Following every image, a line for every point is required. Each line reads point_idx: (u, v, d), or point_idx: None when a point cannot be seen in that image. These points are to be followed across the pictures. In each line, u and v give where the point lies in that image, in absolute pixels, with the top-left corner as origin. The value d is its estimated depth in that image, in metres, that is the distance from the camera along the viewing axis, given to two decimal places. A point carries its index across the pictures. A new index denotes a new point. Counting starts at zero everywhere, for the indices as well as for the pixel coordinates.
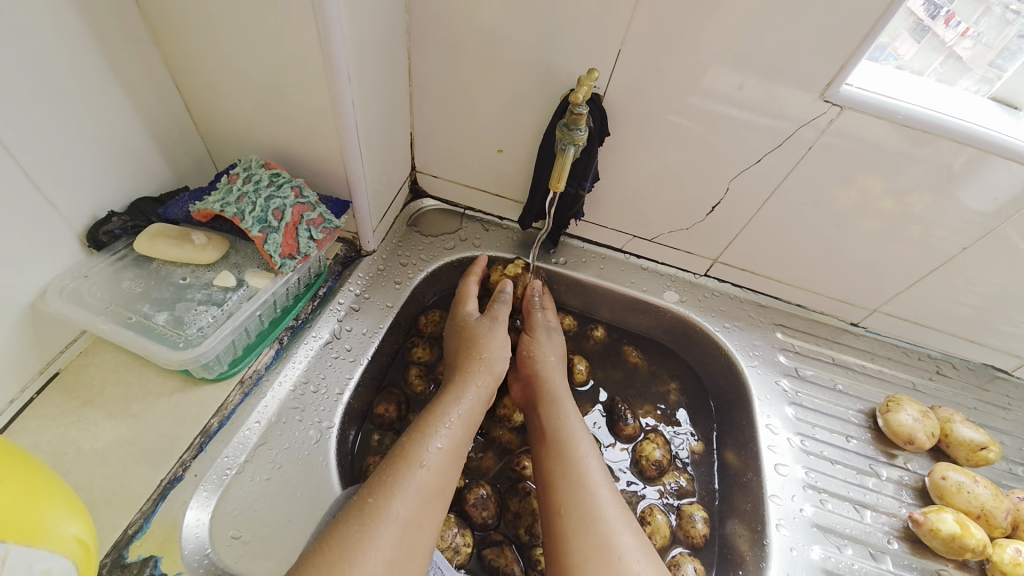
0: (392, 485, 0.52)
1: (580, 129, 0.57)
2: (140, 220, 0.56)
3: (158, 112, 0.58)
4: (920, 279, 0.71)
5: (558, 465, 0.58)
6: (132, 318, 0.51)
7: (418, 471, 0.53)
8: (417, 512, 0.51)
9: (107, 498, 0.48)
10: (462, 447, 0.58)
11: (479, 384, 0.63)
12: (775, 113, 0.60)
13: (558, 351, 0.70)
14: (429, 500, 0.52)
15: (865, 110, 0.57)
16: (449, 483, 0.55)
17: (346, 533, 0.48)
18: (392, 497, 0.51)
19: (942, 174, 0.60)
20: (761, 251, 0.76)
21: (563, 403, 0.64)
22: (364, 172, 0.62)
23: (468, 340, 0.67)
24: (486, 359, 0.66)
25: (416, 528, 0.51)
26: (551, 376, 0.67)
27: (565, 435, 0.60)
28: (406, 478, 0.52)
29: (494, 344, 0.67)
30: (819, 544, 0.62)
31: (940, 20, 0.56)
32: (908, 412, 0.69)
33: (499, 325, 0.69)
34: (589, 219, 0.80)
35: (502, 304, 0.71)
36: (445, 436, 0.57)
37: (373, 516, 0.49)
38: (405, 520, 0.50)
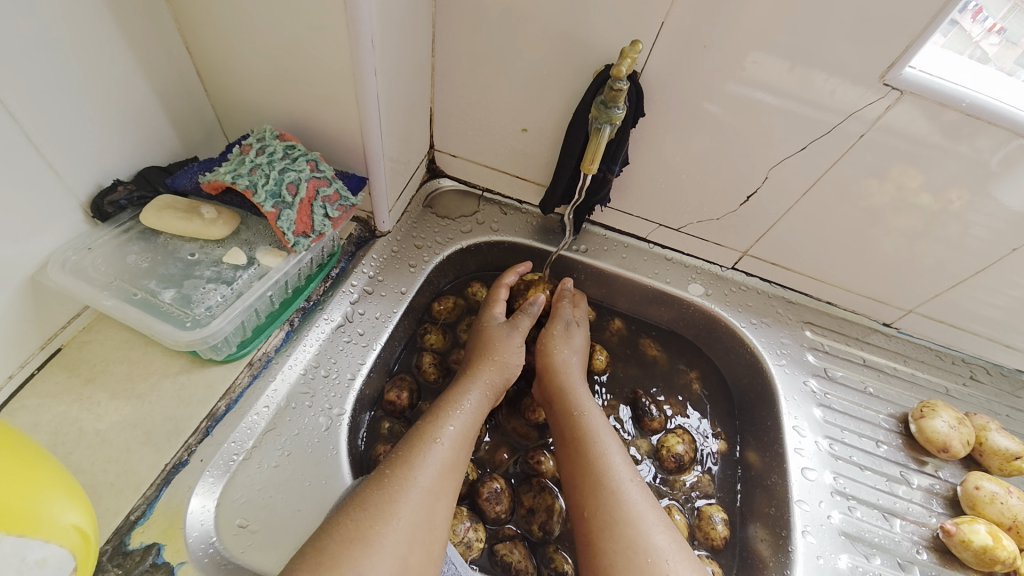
0: (409, 460, 0.50)
1: (618, 106, 0.53)
2: (147, 190, 0.53)
3: (166, 78, 0.54)
4: (961, 281, 0.68)
5: (586, 467, 0.56)
6: (138, 294, 0.48)
7: (434, 445, 0.52)
8: (437, 482, 0.50)
9: (110, 483, 0.47)
10: (474, 432, 0.57)
11: (487, 381, 0.60)
12: (826, 97, 0.55)
13: (581, 350, 0.67)
14: (445, 475, 0.51)
15: (928, 96, 0.52)
16: (461, 466, 0.53)
17: (366, 498, 0.47)
18: (409, 469, 0.50)
19: (1002, 167, 0.55)
20: (795, 245, 0.72)
21: (578, 390, 0.62)
22: (383, 148, 0.59)
23: (480, 340, 0.65)
24: (498, 360, 0.62)
25: (435, 498, 0.49)
26: (567, 371, 0.63)
27: (587, 433, 0.58)
28: (423, 452, 0.51)
29: (507, 347, 0.63)
30: (847, 553, 0.60)
31: (968, 14, 0.52)
32: (942, 417, 0.67)
33: (516, 330, 0.65)
34: (615, 205, 0.76)
35: (526, 316, 0.67)
36: (457, 419, 0.55)
37: (391, 485, 0.48)
38: (425, 490, 0.49)
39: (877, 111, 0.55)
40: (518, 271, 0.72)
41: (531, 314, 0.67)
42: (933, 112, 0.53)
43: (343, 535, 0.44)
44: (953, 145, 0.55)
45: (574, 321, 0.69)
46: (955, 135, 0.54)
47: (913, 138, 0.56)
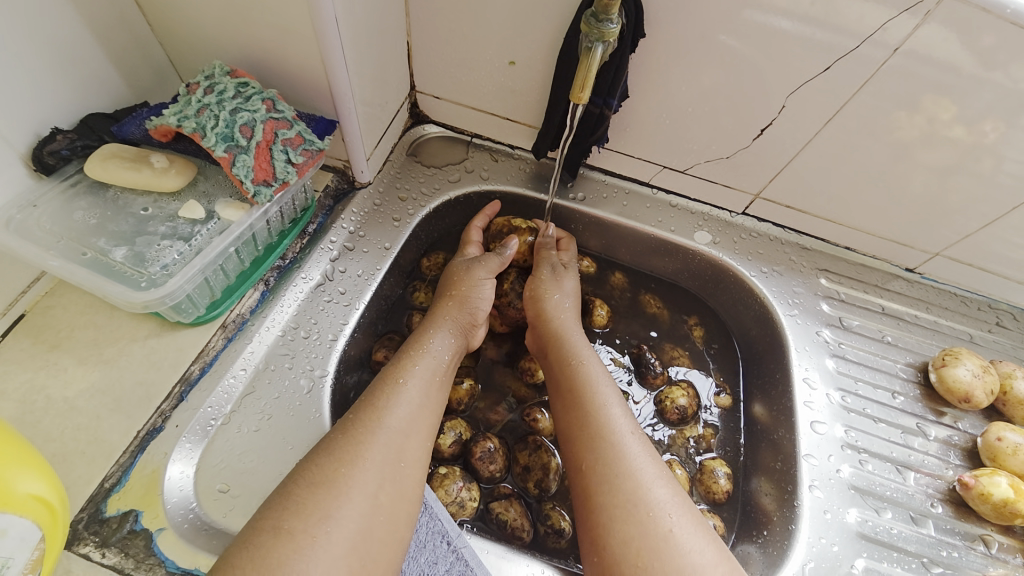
0: (374, 402, 0.49)
1: (612, 20, 0.46)
2: (91, 138, 0.49)
3: (101, 10, 0.48)
4: (993, 221, 0.61)
5: (580, 418, 0.53)
6: (88, 254, 0.45)
7: (398, 385, 0.50)
8: (408, 422, 0.48)
9: (82, 450, 0.45)
10: (445, 375, 0.54)
11: (452, 321, 0.57)
12: (851, 8, 0.48)
13: (573, 294, 0.63)
14: (415, 414, 0.49)
15: (969, 0, 0.45)
16: (433, 405, 0.51)
17: (331, 443, 0.45)
18: (375, 411, 0.48)
19: None
20: (811, 185, 0.65)
21: (575, 342, 0.59)
22: (351, 85, 0.53)
23: (445, 281, 0.62)
24: (458, 295, 0.59)
25: (406, 436, 0.47)
26: (560, 320, 0.60)
27: (582, 383, 0.55)
28: (388, 393, 0.49)
29: (469, 282, 0.60)
30: (856, 507, 0.58)
31: None
32: (966, 366, 0.62)
33: (480, 265, 0.61)
34: (613, 147, 0.70)
35: (498, 258, 0.62)
36: (422, 358, 0.53)
37: (355, 426, 0.46)
38: (395, 429, 0.47)
39: (901, 36, 0.49)
40: (485, 215, 0.68)
41: (503, 256, 0.63)
42: (968, 37, 0.47)
43: (308, 479, 0.43)
44: (989, 78, 0.49)
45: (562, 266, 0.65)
46: (992, 65, 0.48)
47: (942, 71, 0.50)
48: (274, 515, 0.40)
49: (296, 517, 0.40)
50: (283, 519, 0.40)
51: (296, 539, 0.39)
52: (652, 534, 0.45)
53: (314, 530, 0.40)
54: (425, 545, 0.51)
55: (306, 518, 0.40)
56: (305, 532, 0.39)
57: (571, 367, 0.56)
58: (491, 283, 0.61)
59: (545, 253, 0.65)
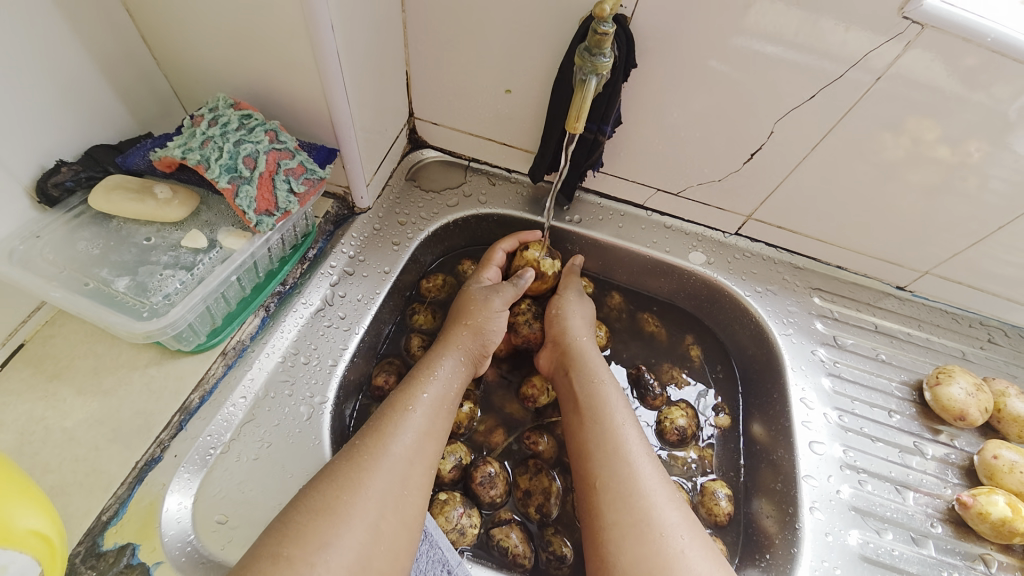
0: (379, 429, 0.49)
1: (605, 54, 0.47)
2: (95, 170, 0.50)
3: (108, 44, 0.50)
4: (980, 239, 0.63)
5: (592, 435, 0.53)
6: (90, 284, 0.45)
7: (408, 413, 0.50)
8: (415, 450, 0.48)
9: (80, 482, 0.45)
10: (451, 402, 0.54)
11: (464, 349, 0.58)
12: (834, 38, 0.50)
13: (585, 325, 0.64)
14: (420, 442, 0.49)
15: (951, 30, 0.47)
16: (438, 432, 0.51)
17: (335, 470, 0.45)
18: (381, 439, 0.48)
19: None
20: (802, 206, 0.67)
21: (592, 361, 0.59)
22: (351, 114, 0.54)
23: (457, 308, 0.62)
24: (473, 325, 0.59)
25: (410, 464, 0.47)
26: (574, 342, 0.61)
27: (598, 400, 0.56)
28: (396, 421, 0.49)
29: (485, 313, 0.60)
30: (857, 529, 0.58)
31: None
32: (959, 384, 0.63)
33: (496, 294, 0.62)
34: (608, 171, 0.71)
35: (513, 287, 0.63)
36: (431, 385, 0.53)
37: (361, 454, 0.46)
38: (402, 458, 0.47)
39: (885, 63, 0.51)
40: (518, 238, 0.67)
41: (518, 286, 0.63)
42: (953, 58, 0.49)
43: (311, 506, 0.42)
44: (972, 98, 0.51)
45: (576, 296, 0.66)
46: (975, 85, 0.50)
47: (925, 92, 0.52)
48: (270, 545, 0.40)
49: (293, 543, 0.40)
50: (280, 546, 0.40)
51: (293, 567, 0.38)
52: (663, 554, 0.45)
53: (311, 557, 0.39)
54: (425, 574, 0.50)
55: (305, 546, 0.40)
56: (302, 560, 0.39)
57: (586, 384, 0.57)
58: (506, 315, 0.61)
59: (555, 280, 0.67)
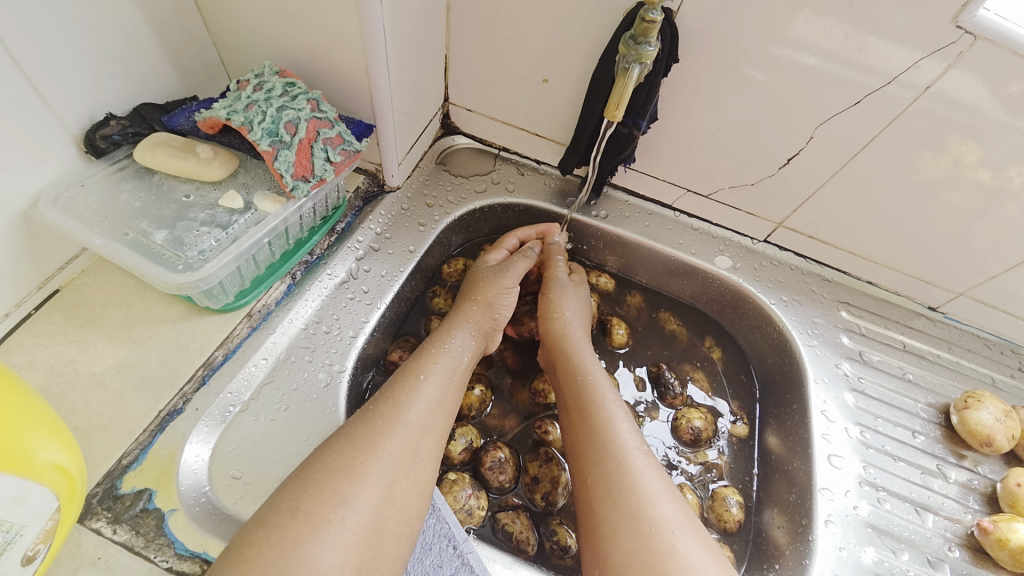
0: (393, 397, 0.49)
1: (650, 43, 0.47)
2: (142, 126, 0.51)
3: (161, 6, 0.51)
4: (1018, 265, 0.61)
5: (583, 432, 0.53)
6: (129, 234, 0.47)
7: (418, 381, 0.51)
8: (426, 420, 0.48)
9: (103, 426, 0.46)
10: (462, 375, 0.54)
11: (474, 324, 0.58)
12: (881, 47, 0.49)
13: (588, 309, 0.64)
14: (433, 414, 0.49)
15: (1004, 44, 0.45)
16: (450, 405, 0.51)
17: (351, 432, 0.46)
18: (396, 405, 0.48)
19: None
20: (836, 217, 0.65)
21: (582, 357, 0.58)
22: (390, 91, 0.55)
23: (468, 285, 0.63)
24: (483, 300, 0.60)
25: (423, 434, 0.48)
26: (567, 336, 0.60)
27: (588, 396, 0.55)
28: (407, 388, 0.50)
29: (495, 288, 0.61)
30: (873, 546, 0.56)
31: None
32: (988, 410, 0.61)
33: (507, 271, 0.62)
34: (639, 168, 0.70)
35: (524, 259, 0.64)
36: (443, 357, 0.54)
37: (375, 418, 0.47)
38: (413, 427, 0.47)
39: (929, 78, 0.49)
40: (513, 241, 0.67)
41: (529, 258, 0.64)
42: (997, 83, 0.48)
43: (327, 464, 0.43)
44: (1018, 125, 0.49)
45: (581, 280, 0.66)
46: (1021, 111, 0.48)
47: (967, 115, 0.50)
48: (288, 498, 0.40)
49: (312, 499, 0.40)
50: (299, 501, 0.40)
51: (311, 522, 0.39)
52: (655, 550, 0.44)
53: (329, 514, 0.40)
54: (432, 547, 0.50)
55: (323, 502, 0.40)
56: (319, 515, 0.40)
57: (578, 378, 0.56)
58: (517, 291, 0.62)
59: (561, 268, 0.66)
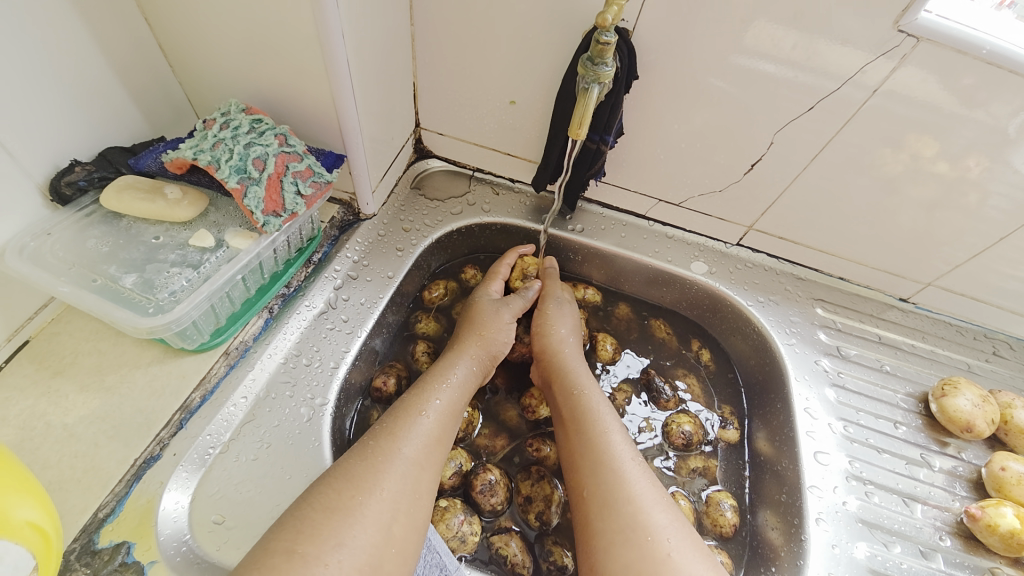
0: (392, 431, 0.49)
1: (607, 63, 0.49)
2: (108, 171, 0.50)
3: (125, 51, 0.52)
4: (981, 252, 0.63)
5: (580, 443, 0.53)
6: (98, 280, 0.46)
7: (419, 418, 0.50)
8: (422, 454, 0.48)
9: (77, 480, 0.45)
10: (462, 407, 0.54)
11: (474, 356, 0.58)
12: (827, 56, 0.51)
13: (574, 331, 0.63)
14: (430, 449, 0.49)
15: (945, 43, 0.47)
16: (449, 440, 0.51)
17: (351, 470, 0.45)
18: (394, 440, 0.48)
19: (1017, 129, 0.52)
20: (804, 217, 0.67)
21: (575, 369, 0.59)
22: (359, 121, 0.55)
23: (467, 317, 0.63)
24: (484, 336, 0.60)
25: (420, 469, 0.47)
26: (562, 352, 0.60)
27: (583, 411, 0.55)
28: (406, 424, 0.49)
29: (496, 324, 0.61)
30: (864, 541, 0.56)
31: None
32: (965, 396, 0.62)
33: (505, 307, 0.63)
34: (610, 181, 0.72)
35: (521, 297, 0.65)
36: (443, 391, 0.54)
37: (375, 454, 0.46)
38: (409, 461, 0.47)
39: (879, 78, 0.52)
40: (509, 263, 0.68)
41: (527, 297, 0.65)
42: (942, 80, 0.50)
43: (323, 502, 0.42)
44: (964, 118, 0.52)
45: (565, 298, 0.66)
46: (972, 102, 0.51)
47: (920, 109, 0.52)
48: (285, 540, 0.39)
49: (309, 541, 0.39)
50: (296, 542, 0.39)
51: (307, 564, 0.38)
52: (651, 559, 0.44)
53: (326, 556, 0.39)
54: None
55: (320, 544, 0.40)
56: (316, 558, 0.39)
57: (573, 392, 0.57)
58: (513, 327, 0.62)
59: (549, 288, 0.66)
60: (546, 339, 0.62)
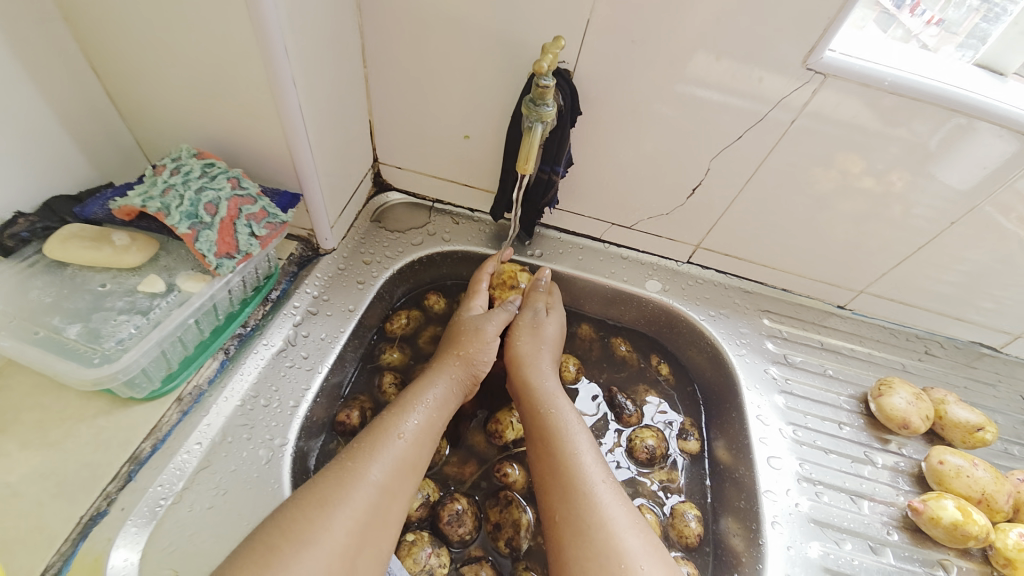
0: (361, 454, 0.49)
1: (548, 104, 0.52)
2: (52, 220, 0.50)
3: (71, 100, 0.52)
4: (906, 258, 0.69)
5: (549, 466, 0.54)
6: (40, 332, 0.45)
7: (395, 441, 0.51)
8: (392, 480, 0.49)
9: (21, 540, 0.43)
10: (439, 427, 0.55)
11: (456, 373, 0.59)
12: (748, 90, 0.57)
13: (552, 342, 0.65)
14: (404, 473, 0.50)
15: (849, 77, 0.53)
16: (424, 461, 0.52)
17: (325, 494, 0.46)
18: (367, 462, 0.48)
19: (917, 151, 0.58)
20: (745, 235, 0.72)
21: (548, 388, 0.60)
22: (313, 160, 0.57)
23: (451, 336, 0.64)
24: (464, 355, 0.61)
25: (391, 497, 0.48)
26: (534, 368, 0.62)
27: (556, 434, 0.56)
28: (382, 446, 0.50)
29: (477, 342, 0.62)
30: (817, 541, 0.59)
31: (904, 9, 0.56)
32: (900, 394, 0.67)
33: (488, 321, 0.64)
34: (564, 207, 0.75)
35: (504, 310, 0.66)
36: (421, 412, 0.54)
37: (350, 478, 0.47)
38: (378, 488, 0.47)
39: (802, 101, 0.56)
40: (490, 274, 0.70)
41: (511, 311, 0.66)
42: (852, 107, 0.55)
43: (291, 532, 0.43)
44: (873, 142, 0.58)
45: (546, 310, 0.67)
46: (894, 121, 0.56)
47: (854, 125, 0.57)
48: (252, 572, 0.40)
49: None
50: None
51: None
52: None
53: None
54: None
55: None
56: None
57: (543, 411, 0.58)
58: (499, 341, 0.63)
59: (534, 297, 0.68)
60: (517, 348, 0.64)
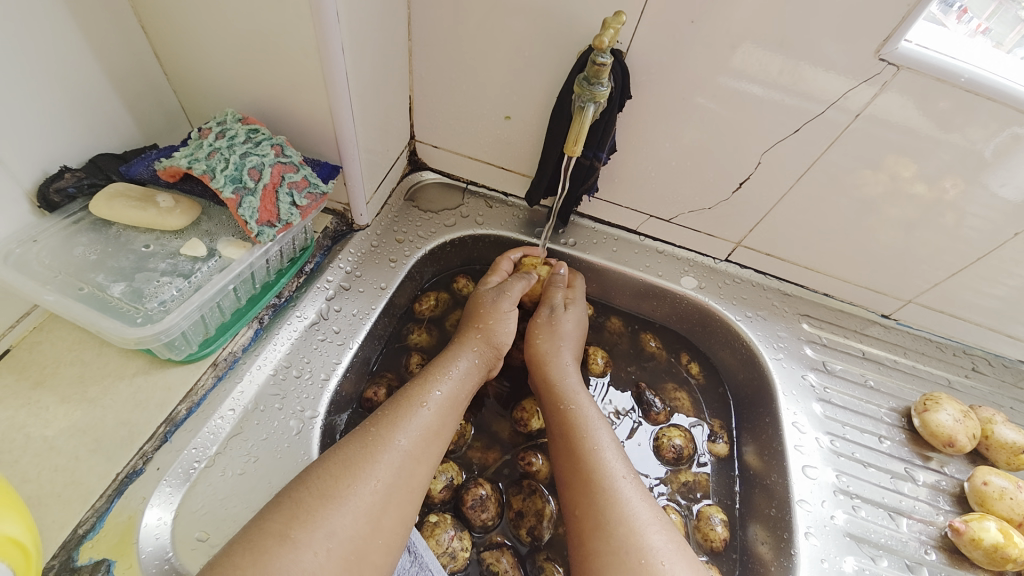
0: (392, 419, 0.49)
1: (603, 83, 0.50)
2: (98, 177, 0.50)
3: (119, 59, 0.51)
4: (958, 271, 0.65)
5: (572, 460, 0.53)
6: (85, 289, 0.45)
7: (419, 409, 0.50)
8: (418, 446, 0.48)
9: (56, 494, 0.44)
10: (462, 401, 0.54)
11: (478, 350, 0.58)
12: (811, 82, 0.53)
13: (572, 338, 0.63)
14: (428, 442, 0.49)
15: (925, 71, 0.49)
16: (447, 433, 0.51)
17: (350, 456, 0.45)
18: (393, 428, 0.48)
19: (986, 157, 0.54)
20: (789, 236, 0.69)
21: (570, 382, 0.59)
22: (355, 133, 0.55)
23: (470, 309, 0.63)
24: (483, 328, 0.60)
25: (415, 462, 0.47)
26: (554, 361, 0.60)
27: (579, 426, 0.55)
28: (405, 414, 0.49)
29: (495, 315, 0.61)
30: (852, 555, 0.57)
31: (952, 14, 0.52)
32: (946, 411, 0.64)
33: (504, 294, 0.63)
34: (602, 196, 0.73)
35: (521, 280, 0.64)
36: (444, 383, 0.54)
37: (375, 442, 0.47)
38: (402, 453, 0.47)
39: (862, 103, 0.53)
40: (511, 257, 0.68)
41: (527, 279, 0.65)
42: (923, 106, 0.52)
43: (318, 488, 0.43)
44: (940, 144, 0.54)
45: (564, 305, 0.65)
46: (951, 127, 0.53)
47: (909, 131, 0.54)
48: (279, 523, 0.40)
49: (301, 527, 0.40)
50: (290, 526, 0.40)
51: None
52: None
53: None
54: None
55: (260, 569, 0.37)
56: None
57: (567, 405, 0.57)
58: (515, 313, 0.62)
59: (552, 292, 0.65)
60: (536, 346, 0.62)
